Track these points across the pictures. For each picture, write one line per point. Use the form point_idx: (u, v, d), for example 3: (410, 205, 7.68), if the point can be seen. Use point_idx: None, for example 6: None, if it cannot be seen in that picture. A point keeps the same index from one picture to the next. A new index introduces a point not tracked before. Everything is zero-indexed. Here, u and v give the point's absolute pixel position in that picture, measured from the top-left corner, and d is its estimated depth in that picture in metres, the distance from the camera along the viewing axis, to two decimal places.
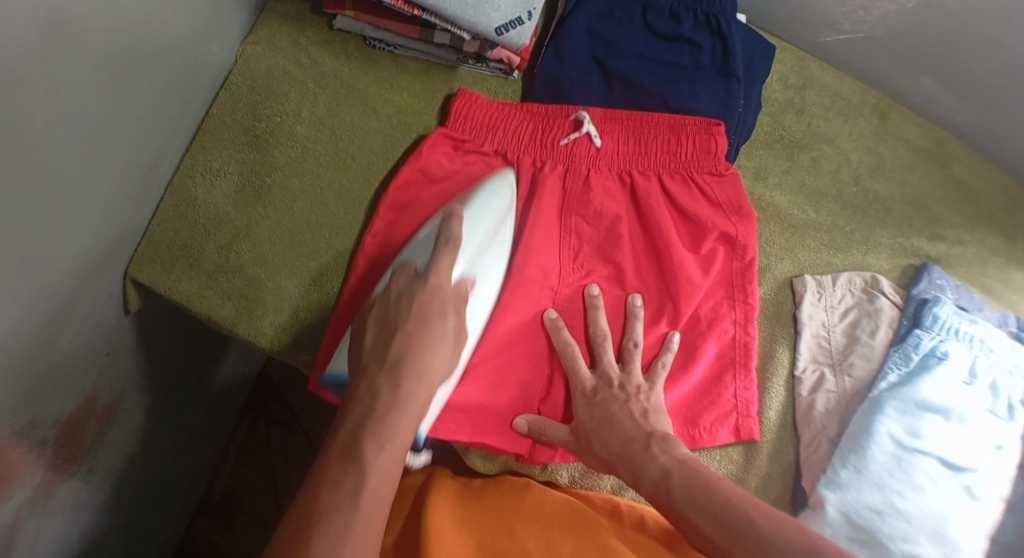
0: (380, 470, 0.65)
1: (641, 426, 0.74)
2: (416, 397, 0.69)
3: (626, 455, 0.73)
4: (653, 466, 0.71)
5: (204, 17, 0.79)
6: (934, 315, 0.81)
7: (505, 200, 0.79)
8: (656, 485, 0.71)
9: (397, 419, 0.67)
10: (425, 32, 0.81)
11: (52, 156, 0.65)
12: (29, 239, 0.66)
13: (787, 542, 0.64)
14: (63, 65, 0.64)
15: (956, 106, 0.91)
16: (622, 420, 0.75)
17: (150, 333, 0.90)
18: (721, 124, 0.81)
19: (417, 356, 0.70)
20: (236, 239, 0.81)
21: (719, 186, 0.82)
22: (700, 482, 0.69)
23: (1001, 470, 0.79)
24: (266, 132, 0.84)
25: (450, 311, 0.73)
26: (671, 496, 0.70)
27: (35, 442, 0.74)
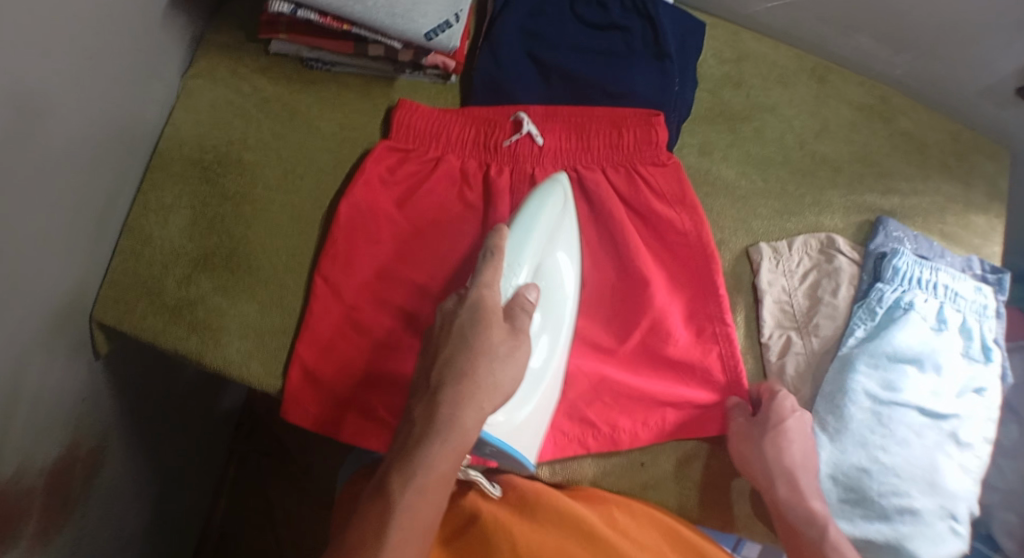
0: (414, 508, 0.63)
1: (790, 471, 0.76)
2: (463, 426, 0.64)
3: (774, 489, 0.76)
4: (800, 509, 0.75)
5: (145, 53, 0.80)
6: (894, 266, 0.82)
7: (560, 198, 0.78)
8: (794, 527, 0.75)
9: (433, 456, 0.63)
10: (359, 47, 0.82)
11: (16, 211, 0.66)
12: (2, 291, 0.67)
13: None
14: (26, 113, 0.65)
15: (893, 59, 0.93)
16: (778, 457, 0.76)
17: (124, 372, 0.90)
18: (659, 113, 0.82)
19: (456, 383, 0.64)
20: (196, 272, 0.82)
21: (663, 176, 0.83)
22: (826, 544, 0.73)
23: (981, 412, 0.82)
24: (214, 163, 0.85)
25: (495, 319, 0.66)
26: (797, 544, 0.75)
27: (25, 490, 0.75)
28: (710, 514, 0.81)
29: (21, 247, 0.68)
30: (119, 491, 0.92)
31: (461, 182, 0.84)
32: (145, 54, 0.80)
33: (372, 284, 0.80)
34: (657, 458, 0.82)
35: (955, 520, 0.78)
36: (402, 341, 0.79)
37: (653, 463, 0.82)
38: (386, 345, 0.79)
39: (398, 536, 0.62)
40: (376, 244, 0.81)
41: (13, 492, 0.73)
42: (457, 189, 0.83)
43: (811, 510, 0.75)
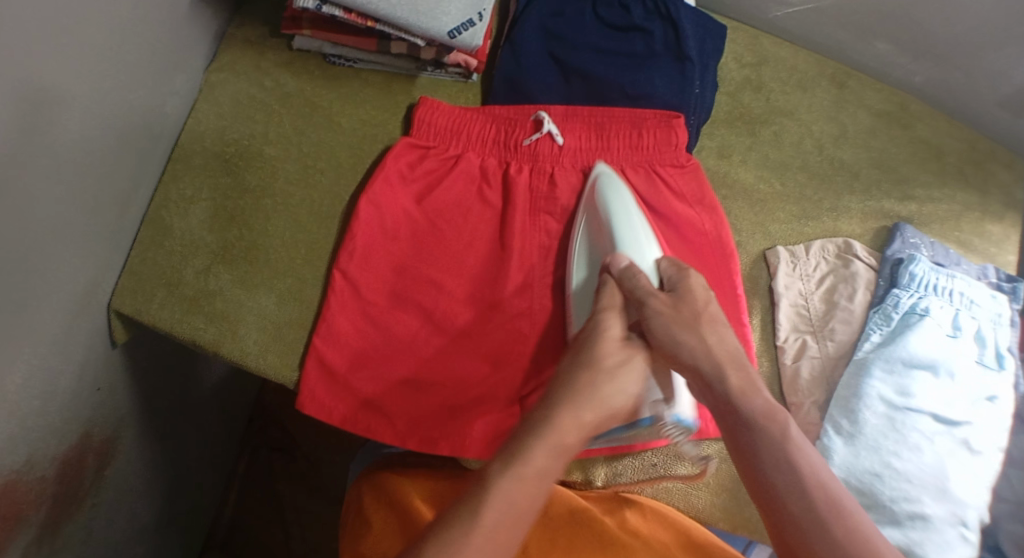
0: (512, 496, 0.58)
1: (736, 360, 0.66)
2: (566, 433, 0.61)
3: (723, 380, 0.64)
4: (756, 399, 0.63)
5: (170, 46, 0.81)
6: (910, 273, 0.82)
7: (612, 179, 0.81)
8: (754, 420, 0.62)
9: (532, 456, 0.59)
10: (381, 44, 0.83)
11: (36, 199, 0.67)
12: (23, 277, 0.68)
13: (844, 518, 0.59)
14: (50, 102, 0.66)
15: (912, 66, 0.93)
16: (719, 344, 0.66)
17: (140, 362, 0.91)
18: (681, 116, 0.83)
19: (567, 394, 0.63)
20: (215, 263, 0.83)
21: (682, 178, 0.84)
22: (792, 439, 0.62)
23: (994, 420, 0.81)
24: (235, 157, 0.86)
25: (619, 346, 0.67)
26: (759, 441, 0.62)
27: (38, 476, 0.75)
28: (718, 516, 0.81)
29: (39, 234, 0.68)
30: (129, 481, 0.92)
31: (480, 180, 0.85)
32: (169, 47, 0.81)
33: (387, 279, 0.80)
34: (667, 459, 0.82)
35: (966, 527, 0.77)
36: (419, 338, 0.79)
37: (664, 464, 0.82)
38: (403, 341, 0.79)
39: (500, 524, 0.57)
40: (395, 240, 0.82)
41: (26, 477, 0.73)
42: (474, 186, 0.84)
43: (766, 401, 0.63)
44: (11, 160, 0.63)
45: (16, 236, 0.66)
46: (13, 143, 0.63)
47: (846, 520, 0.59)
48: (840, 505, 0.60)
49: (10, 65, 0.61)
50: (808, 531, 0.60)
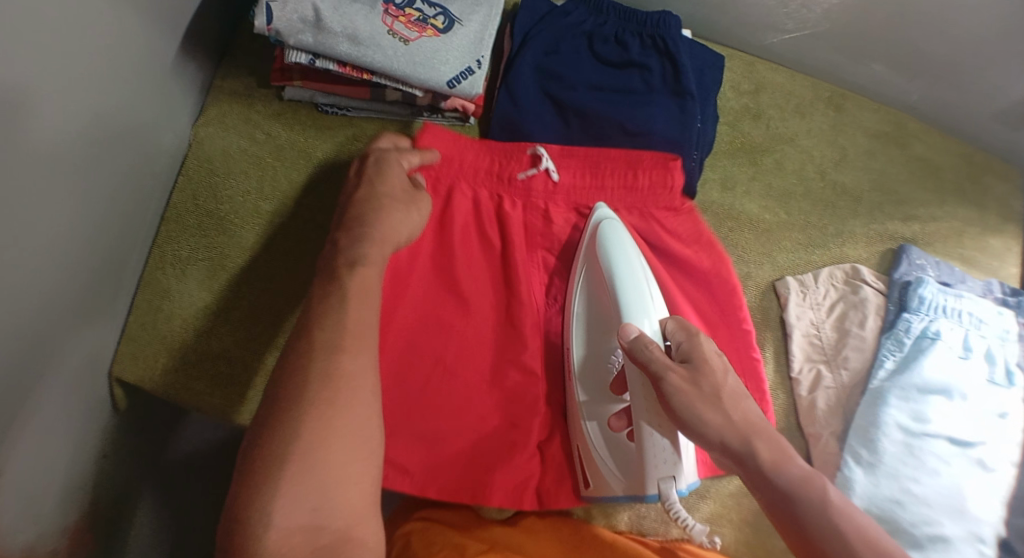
0: (357, 320, 0.61)
1: (766, 430, 0.66)
2: (372, 257, 0.66)
3: (755, 454, 0.64)
4: (791, 472, 0.64)
5: (157, 104, 0.79)
6: (919, 296, 0.83)
7: (614, 236, 0.79)
8: (792, 496, 0.63)
9: (362, 284, 0.64)
10: (376, 92, 0.81)
11: (27, 278, 0.65)
12: (23, 359, 0.65)
13: (863, 541, 0.60)
14: (38, 179, 0.64)
15: (907, 87, 0.93)
16: (742, 417, 0.66)
17: (140, 425, 0.88)
18: (678, 157, 0.82)
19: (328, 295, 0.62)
20: (216, 325, 0.80)
21: (678, 221, 0.84)
22: (832, 505, 0.62)
23: (1006, 438, 0.82)
24: (229, 213, 0.83)
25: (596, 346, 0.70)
26: (799, 508, 0.62)
27: (51, 556, 0.73)
28: (743, 552, 0.81)
29: (34, 314, 0.66)
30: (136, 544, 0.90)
31: (476, 215, 0.83)
32: (154, 104, 0.79)
33: (387, 320, 0.76)
34: (689, 502, 0.82)
35: (985, 545, 0.77)
36: (426, 380, 0.77)
37: (686, 506, 0.82)
38: (408, 388, 0.76)
39: (329, 393, 0.57)
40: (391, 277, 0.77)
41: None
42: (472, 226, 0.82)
43: (801, 470, 0.64)
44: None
45: (9, 318, 0.63)
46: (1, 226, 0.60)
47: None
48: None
49: None
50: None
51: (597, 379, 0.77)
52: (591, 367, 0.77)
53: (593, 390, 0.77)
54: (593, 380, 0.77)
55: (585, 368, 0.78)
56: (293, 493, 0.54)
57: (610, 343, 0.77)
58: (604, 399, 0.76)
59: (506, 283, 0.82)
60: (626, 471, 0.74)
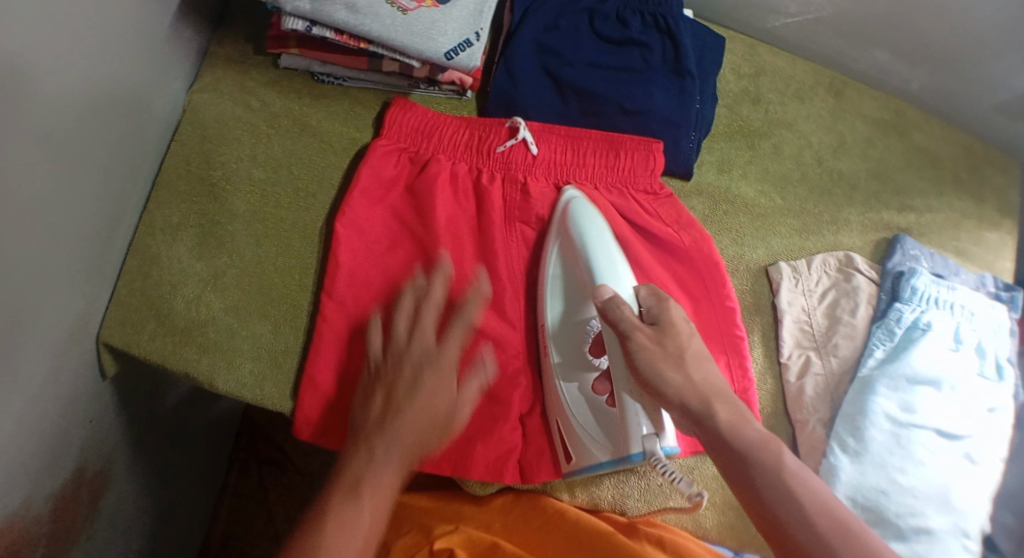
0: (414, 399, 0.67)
1: (724, 395, 0.67)
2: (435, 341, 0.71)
3: (713, 415, 0.65)
4: (748, 433, 0.64)
5: (154, 68, 0.78)
6: (912, 286, 0.82)
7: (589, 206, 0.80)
8: (748, 456, 0.62)
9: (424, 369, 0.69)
10: (372, 62, 0.81)
11: (22, 236, 0.64)
12: (14, 318, 0.65)
13: (823, 512, 0.59)
14: (36, 137, 0.63)
15: (909, 74, 0.93)
16: (703, 379, 0.67)
17: (129, 392, 0.88)
18: (661, 141, 0.82)
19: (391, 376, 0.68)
20: (205, 292, 0.80)
21: (657, 204, 0.83)
22: (788, 470, 0.61)
23: (994, 431, 0.82)
24: (222, 180, 0.83)
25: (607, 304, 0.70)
26: (756, 474, 0.62)
27: (34, 518, 0.73)
28: (727, 534, 0.82)
29: (27, 273, 0.66)
30: (124, 511, 0.90)
31: (454, 187, 0.83)
32: (149, 70, 0.78)
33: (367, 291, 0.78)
34: (672, 480, 0.83)
35: (969, 539, 0.77)
36: None
37: (669, 486, 0.83)
38: None
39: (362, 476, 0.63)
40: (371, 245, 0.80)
41: (22, 521, 0.71)
42: (453, 197, 0.83)
43: (758, 432, 0.64)
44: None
45: (3, 274, 0.63)
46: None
47: (860, 544, 0.58)
48: (848, 530, 0.59)
49: None
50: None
51: (573, 345, 0.77)
52: (565, 333, 0.78)
53: (568, 354, 0.77)
54: (568, 345, 0.77)
55: (559, 330, 0.78)
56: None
57: (584, 312, 0.78)
58: (579, 364, 0.77)
59: (486, 256, 0.81)
60: (608, 434, 0.74)
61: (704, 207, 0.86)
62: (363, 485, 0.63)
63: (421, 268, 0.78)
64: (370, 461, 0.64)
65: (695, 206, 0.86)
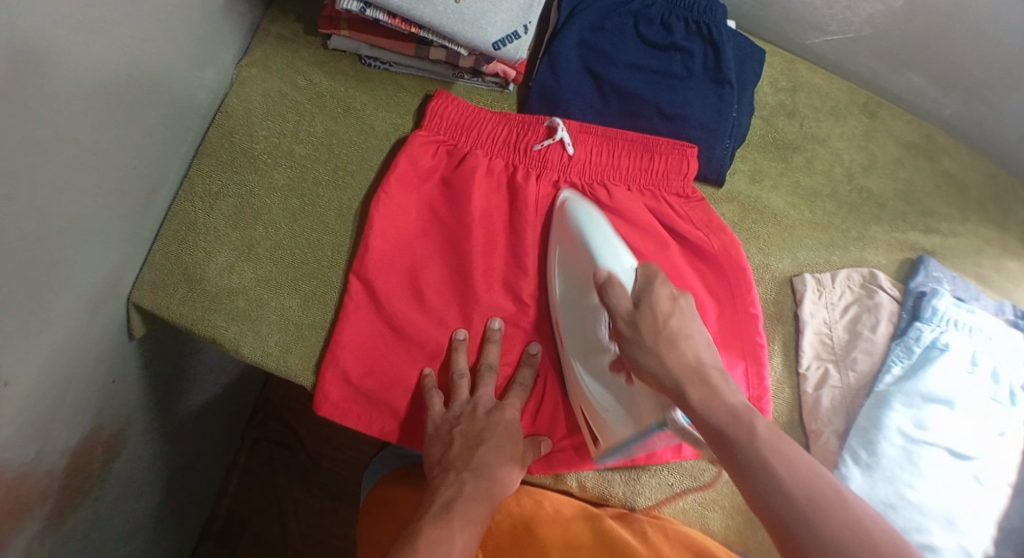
0: (497, 444, 0.75)
1: (700, 371, 0.69)
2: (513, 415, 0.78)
3: (685, 394, 0.68)
4: (720, 410, 0.66)
5: (206, 38, 0.80)
6: (933, 307, 0.83)
7: (586, 203, 0.82)
8: (722, 432, 0.65)
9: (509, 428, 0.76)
10: (420, 49, 0.82)
11: (66, 185, 0.66)
12: (51, 266, 0.67)
13: (799, 484, 0.61)
14: (87, 90, 0.65)
15: (943, 101, 0.94)
16: (679, 358, 0.69)
17: (153, 355, 0.89)
18: (695, 146, 0.84)
19: (487, 430, 0.76)
20: (239, 261, 0.81)
21: (687, 208, 0.84)
22: (760, 443, 0.63)
23: (1002, 456, 0.81)
24: (263, 153, 0.84)
25: (619, 309, 0.73)
26: (733, 453, 0.64)
27: (49, 470, 0.74)
28: (733, 538, 0.83)
29: (69, 222, 0.67)
30: (132, 477, 0.91)
31: (489, 181, 0.84)
32: (202, 40, 0.79)
33: (397, 277, 0.80)
34: (683, 479, 0.84)
35: None
36: (429, 335, 0.80)
37: (680, 485, 0.84)
38: (411, 343, 0.79)
39: (456, 506, 0.71)
40: (403, 232, 0.81)
41: (37, 469, 0.72)
42: (487, 191, 0.84)
43: (731, 406, 0.66)
44: (20, 155, 0.60)
45: (43, 220, 0.64)
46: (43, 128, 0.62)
47: (836, 514, 0.59)
48: (822, 498, 0.60)
49: (43, 50, 0.60)
50: (799, 533, 0.59)
51: (583, 333, 0.78)
52: (571, 317, 0.79)
53: (578, 340, 0.78)
54: (574, 328, 0.78)
55: (565, 310, 0.79)
56: None
57: (588, 299, 0.78)
58: (589, 351, 0.77)
59: (516, 252, 0.83)
60: (629, 409, 0.74)
61: (733, 213, 0.89)
62: (455, 512, 0.70)
63: (458, 273, 0.81)
64: (463, 492, 0.72)
65: (725, 212, 0.89)
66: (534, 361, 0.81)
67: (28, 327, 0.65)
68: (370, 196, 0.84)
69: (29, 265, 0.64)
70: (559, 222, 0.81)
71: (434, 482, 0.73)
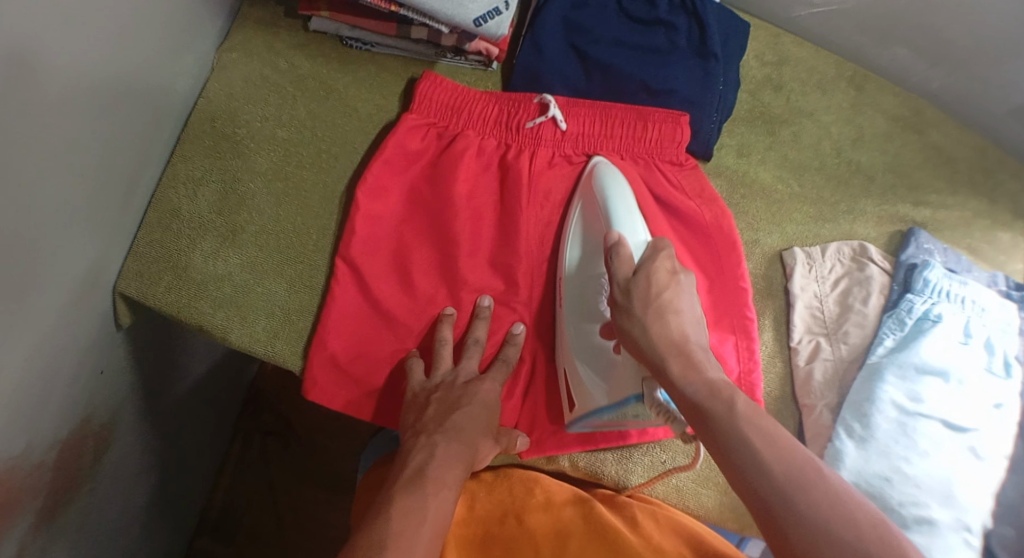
0: (474, 414, 0.74)
1: (684, 345, 0.66)
2: (495, 388, 0.77)
3: (666, 366, 0.66)
4: (699, 382, 0.64)
5: (186, 23, 0.80)
6: (924, 278, 0.82)
7: (611, 173, 0.80)
8: (698, 405, 0.63)
9: (490, 401, 0.76)
10: (402, 29, 0.82)
11: (53, 176, 0.65)
12: (36, 257, 0.66)
13: (776, 456, 0.59)
14: (67, 78, 0.64)
15: (931, 73, 0.93)
16: (664, 332, 0.67)
17: (140, 345, 0.89)
18: (687, 114, 0.83)
19: (468, 401, 0.75)
20: (224, 248, 0.81)
21: (683, 176, 0.84)
22: (739, 412, 0.61)
23: (999, 427, 0.81)
24: (245, 138, 0.84)
25: (623, 273, 0.71)
26: (707, 421, 0.62)
27: (38, 463, 0.73)
28: (727, 516, 0.83)
29: (52, 212, 0.67)
30: (123, 469, 0.91)
31: (479, 160, 0.84)
32: (180, 23, 0.78)
33: (383, 256, 0.79)
34: (676, 456, 0.84)
35: (971, 533, 0.77)
36: (416, 312, 0.79)
37: (672, 461, 0.83)
38: (401, 320, 0.79)
39: (424, 476, 0.69)
40: (392, 211, 0.81)
41: (26, 463, 0.72)
42: (477, 170, 0.83)
43: (712, 382, 0.64)
44: (5, 146, 0.59)
45: (27, 211, 0.63)
46: (26, 121, 0.61)
47: (815, 490, 0.57)
48: (803, 476, 0.58)
49: (24, 38, 0.59)
50: (772, 501, 0.58)
51: (586, 297, 0.78)
52: (578, 281, 0.79)
53: (580, 306, 0.78)
54: (579, 292, 0.78)
55: (574, 272, 0.79)
56: (397, 522, 0.65)
57: (597, 266, 0.77)
58: (586, 317, 0.77)
59: (506, 228, 0.82)
60: (610, 381, 0.74)
61: (721, 189, 0.88)
62: (428, 478, 0.69)
63: (447, 251, 0.80)
64: (434, 456, 0.71)
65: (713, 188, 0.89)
66: (519, 340, 0.80)
67: (13, 319, 0.65)
68: (355, 179, 0.84)
69: (14, 256, 0.63)
70: (585, 183, 0.81)
71: (405, 447, 0.72)
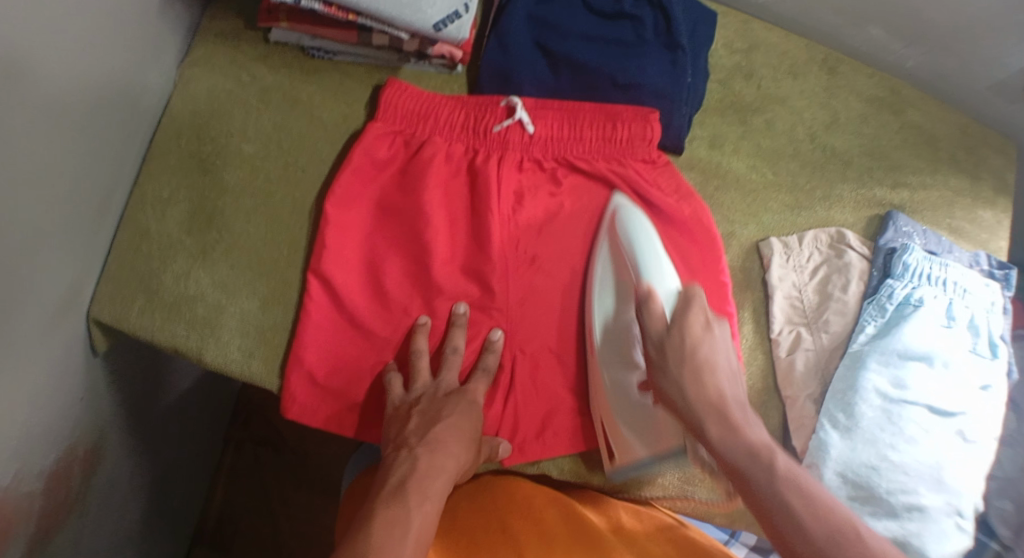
0: (455, 424, 0.73)
1: (722, 407, 0.69)
2: (475, 399, 0.77)
3: (705, 428, 0.68)
4: (739, 444, 0.66)
5: (149, 42, 0.79)
6: (904, 262, 0.81)
7: (636, 219, 0.80)
8: (738, 467, 0.66)
9: (471, 411, 0.75)
10: (363, 36, 0.80)
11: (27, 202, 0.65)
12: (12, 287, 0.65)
13: (817, 516, 0.61)
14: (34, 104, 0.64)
15: (904, 52, 0.92)
16: (700, 392, 0.69)
17: (120, 367, 0.88)
18: (656, 111, 0.82)
19: (448, 412, 0.74)
20: (195, 267, 0.80)
21: (655, 174, 0.83)
22: (779, 470, 0.64)
23: (988, 410, 0.80)
24: (213, 154, 0.83)
25: (659, 339, 0.72)
26: (747, 480, 0.65)
27: (27, 492, 0.73)
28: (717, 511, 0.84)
29: (26, 240, 0.66)
30: (116, 490, 0.91)
31: (448, 167, 0.83)
32: (143, 42, 0.78)
33: (357, 269, 0.79)
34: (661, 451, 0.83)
35: (962, 517, 0.76)
36: (392, 324, 0.79)
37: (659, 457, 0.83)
38: (377, 332, 0.78)
39: (406, 487, 0.68)
40: (363, 223, 0.80)
41: (14, 494, 0.71)
42: (446, 177, 0.83)
43: (750, 442, 0.66)
44: None
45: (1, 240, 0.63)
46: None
47: (854, 548, 0.59)
48: (844, 535, 0.60)
49: None
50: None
51: (617, 347, 0.79)
52: (610, 335, 0.79)
53: (611, 351, 0.79)
54: (612, 344, 0.79)
55: (608, 324, 0.79)
56: (378, 532, 0.64)
57: (626, 317, 0.79)
58: (620, 364, 0.78)
59: (477, 233, 0.81)
60: (648, 432, 0.77)
61: (696, 181, 0.87)
62: (410, 489, 0.68)
63: (419, 259, 0.79)
64: (417, 467, 0.70)
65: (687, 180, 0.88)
66: (497, 346, 0.79)
67: None
68: (325, 190, 0.83)
69: None
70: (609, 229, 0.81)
71: (387, 461, 0.71)
